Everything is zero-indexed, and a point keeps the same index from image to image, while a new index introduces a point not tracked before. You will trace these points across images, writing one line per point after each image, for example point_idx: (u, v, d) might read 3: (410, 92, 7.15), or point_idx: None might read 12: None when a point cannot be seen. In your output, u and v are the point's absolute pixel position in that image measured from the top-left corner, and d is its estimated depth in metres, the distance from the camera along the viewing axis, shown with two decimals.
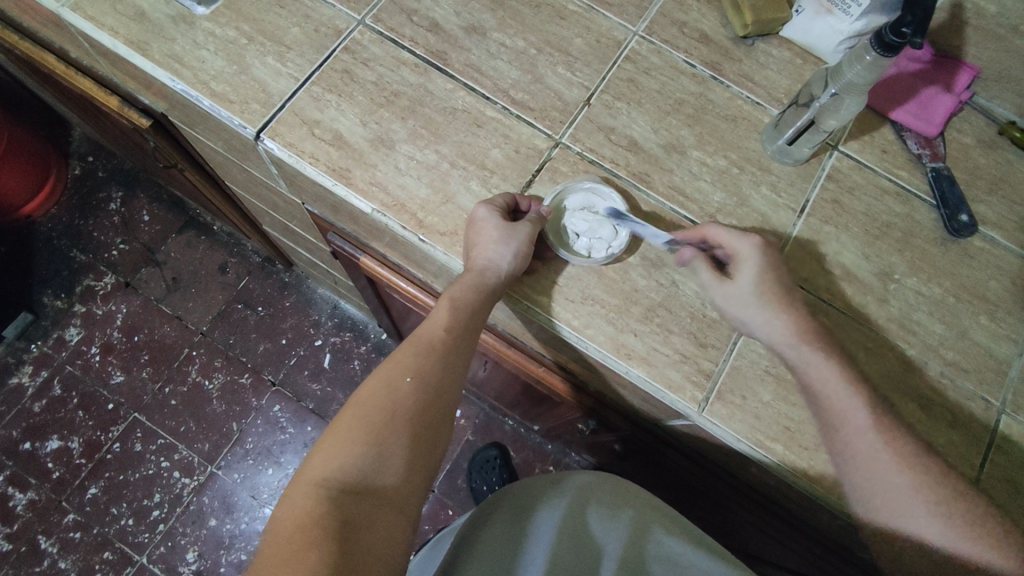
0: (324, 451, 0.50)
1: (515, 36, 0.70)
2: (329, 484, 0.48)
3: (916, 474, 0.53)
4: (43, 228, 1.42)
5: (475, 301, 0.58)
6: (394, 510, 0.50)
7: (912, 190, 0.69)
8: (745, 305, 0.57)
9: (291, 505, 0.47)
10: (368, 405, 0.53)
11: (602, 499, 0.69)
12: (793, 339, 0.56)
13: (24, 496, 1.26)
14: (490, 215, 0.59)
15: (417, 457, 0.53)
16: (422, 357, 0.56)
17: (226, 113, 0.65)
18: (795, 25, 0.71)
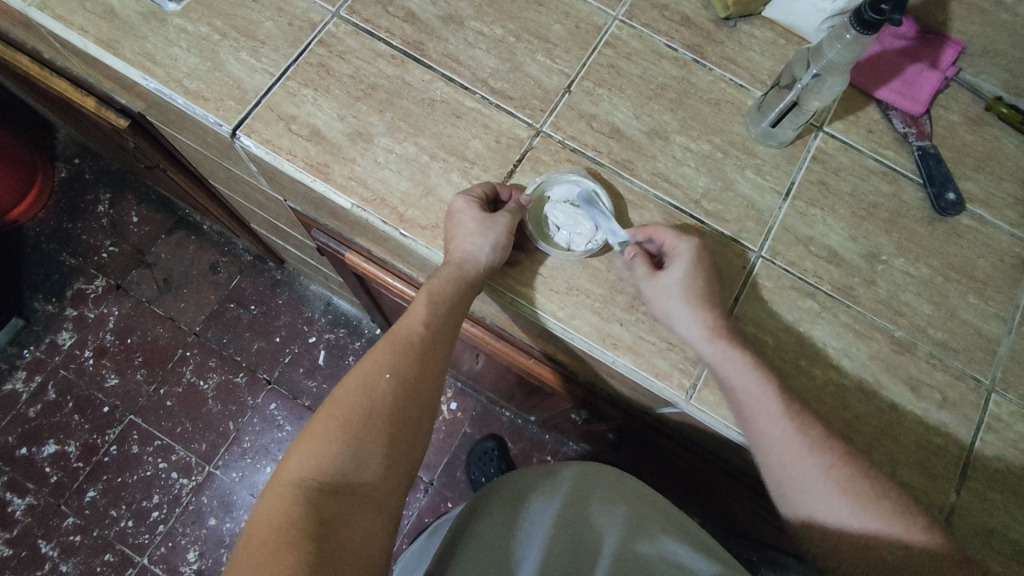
0: (301, 450, 0.51)
1: (493, 24, 0.69)
2: (307, 483, 0.49)
3: (844, 486, 0.55)
4: (31, 232, 1.41)
5: (454, 294, 0.57)
6: (375, 506, 0.51)
7: (898, 169, 0.68)
8: (668, 303, 0.57)
9: (269, 506, 0.48)
10: (345, 404, 0.53)
11: (598, 492, 0.69)
12: (708, 337, 0.56)
13: (23, 501, 1.27)
14: (468, 206, 0.58)
15: (396, 452, 0.53)
16: (400, 354, 0.56)
17: (202, 111, 0.64)
18: (777, 6, 0.70)
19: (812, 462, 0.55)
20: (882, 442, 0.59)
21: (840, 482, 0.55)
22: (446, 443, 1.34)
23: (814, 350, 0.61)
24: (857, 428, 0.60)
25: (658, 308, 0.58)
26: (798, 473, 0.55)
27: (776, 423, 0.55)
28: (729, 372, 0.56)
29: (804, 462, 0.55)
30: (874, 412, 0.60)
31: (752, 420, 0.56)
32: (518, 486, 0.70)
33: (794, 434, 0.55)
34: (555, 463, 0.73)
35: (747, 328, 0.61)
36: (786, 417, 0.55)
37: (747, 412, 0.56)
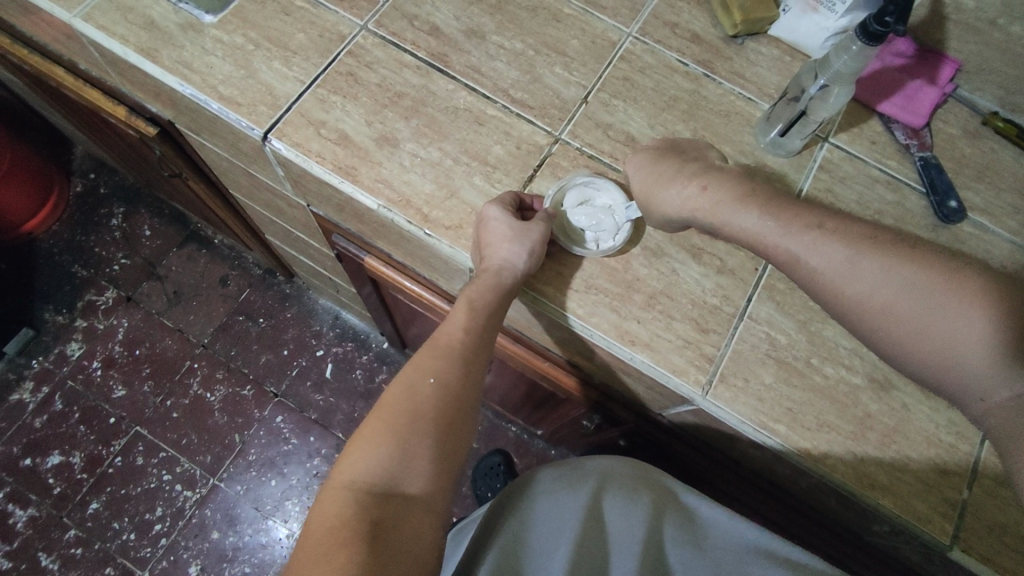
0: (353, 453, 0.53)
1: (513, 39, 0.73)
2: (359, 487, 0.51)
3: (966, 313, 0.46)
4: (44, 244, 1.43)
5: (494, 300, 0.59)
6: (419, 509, 0.52)
7: (902, 179, 0.71)
8: (650, 176, 0.62)
9: (324, 509, 0.50)
10: (392, 407, 0.54)
11: (621, 483, 0.70)
12: (696, 190, 0.58)
13: (25, 512, 1.26)
14: (501, 214, 0.60)
15: (444, 456, 0.55)
16: (444, 359, 0.57)
17: (234, 116, 0.66)
18: (783, 24, 0.73)
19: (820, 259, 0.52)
20: (894, 440, 0.61)
21: (966, 314, 0.46)
22: None
23: (826, 349, 0.63)
24: (870, 426, 0.61)
25: (642, 182, 0.62)
26: (911, 328, 0.48)
27: (866, 284, 0.49)
28: (739, 226, 0.55)
29: (913, 311, 0.48)
30: (886, 410, 0.61)
31: (843, 289, 0.50)
32: (545, 484, 0.71)
33: (889, 285, 0.48)
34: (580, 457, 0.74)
35: (761, 328, 0.63)
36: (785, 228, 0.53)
37: (792, 257, 0.53)
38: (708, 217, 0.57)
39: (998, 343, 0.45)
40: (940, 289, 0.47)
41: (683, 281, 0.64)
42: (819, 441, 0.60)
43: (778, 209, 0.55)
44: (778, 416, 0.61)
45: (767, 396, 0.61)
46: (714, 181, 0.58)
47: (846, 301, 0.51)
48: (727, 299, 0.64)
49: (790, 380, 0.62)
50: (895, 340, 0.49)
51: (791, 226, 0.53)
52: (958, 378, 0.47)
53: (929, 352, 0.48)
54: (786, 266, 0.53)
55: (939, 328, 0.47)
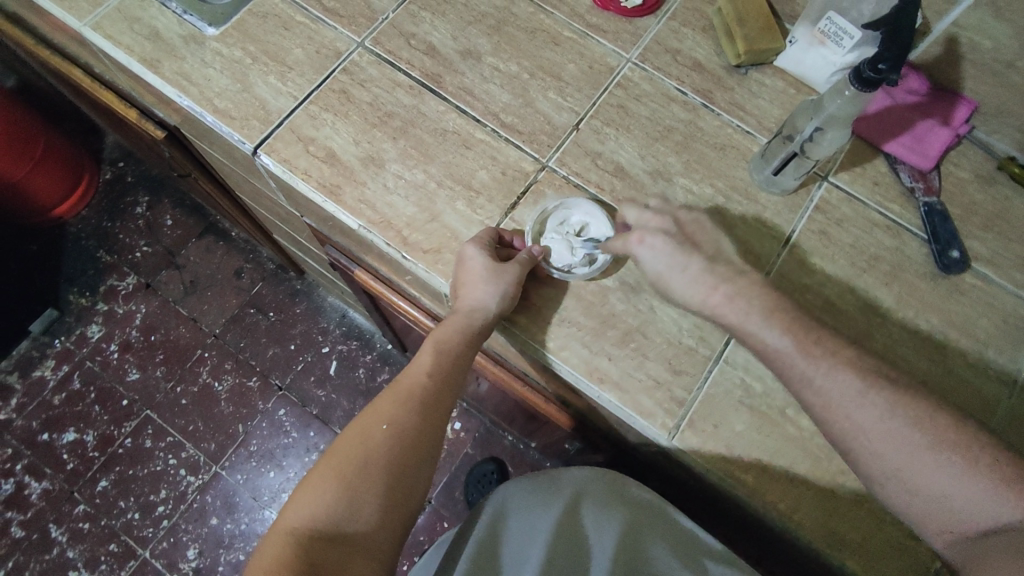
0: (299, 500, 0.53)
1: (509, 61, 0.72)
2: (300, 530, 0.51)
3: (948, 462, 0.48)
4: (73, 228, 1.49)
5: (459, 344, 0.61)
6: (363, 555, 0.52)
7: (903, 224, 0.68)
8: (668, 267, 0.57)
9: (262, 551, 0.50)
10: (342, 454, 0.56)
11: (599, 494, 0.67)
12: (721, 298, 0.56)
13: (40, 485, 1.32)
14: (478, 254, 0.60)
15: (388, 500, 0.55)
16: (399, 404, 0.58)
17: (227, 129, 0.68)
18: (789, 55, 0.71)
19: (843, 386, 0.51)
20: (866, 499, 0.59)
21: (947, 463, 0.48)
22: (447, 462, 1.35)
23: None
24: (842, 482, 0.59)
25: (658, 270, 0.58)
26: (899, 466, 0.49)
27: (870, 416, 0.50)
28: (767, 341, 0.54)
29: (921, 455, 0.49)
30: None
31: (847, 418, 0.51)
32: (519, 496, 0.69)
33: (890, 421, 0.50)
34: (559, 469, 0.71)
35: (737, 373, 0.62)
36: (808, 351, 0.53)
37: (810, 380, 0.52)
38: (734, 323, 0.55)
39: (969, 491, 0.47)
40: (935, 435, 0.49)
41: (660, 320, 0.63)
42: (786, 494, 0.59)
43: (801, 327, 0.54)
44: (746, 465, 0.59)
45: (736, 444, 0.60)
46: (738, 287, 0.56)
47: (843, 427, 0.51)
48: (703, 340, 0.63)
49: (762, 428, 0.60)
50: (879, 473, 0.51)
51: (814, 348, 0.53)
52: (925, 515, 0.49)
53: (907, 487, 0.49)
54: (799, 387, 0.53)
55: (919, 470, 0.49)
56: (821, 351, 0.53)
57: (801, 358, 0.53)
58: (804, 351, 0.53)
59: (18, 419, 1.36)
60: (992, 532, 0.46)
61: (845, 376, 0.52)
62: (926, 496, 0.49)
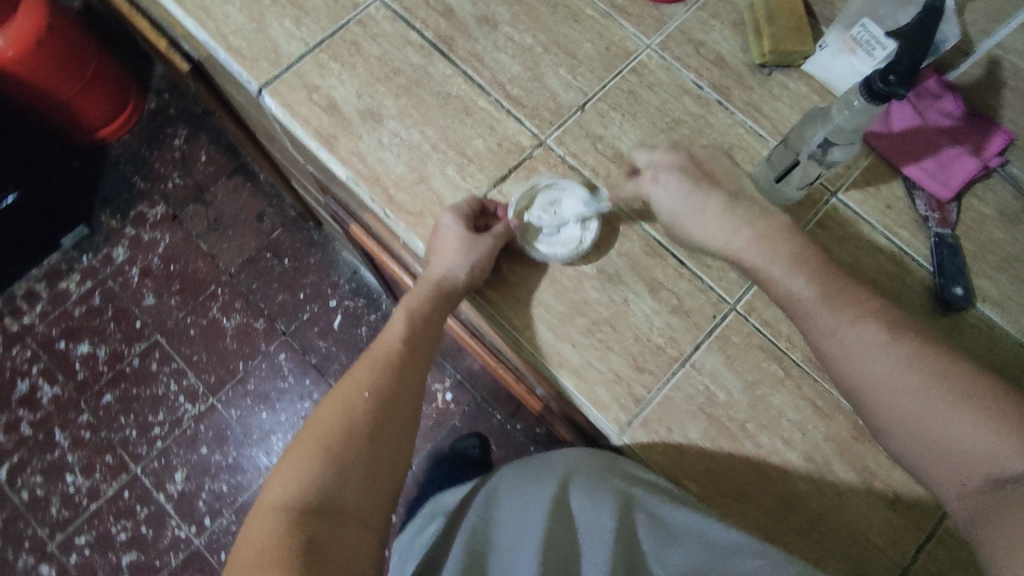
0: (281, 474, 0.52)
1: (525, 33, 0.71)
2: (290, 506, 0.49)
3: (971, 415, 0.47)
4: (113, 152, 1.54)
5: (429, 310, 0.61)
6: (358, 525, 0.51)
7: (910, 253, 0.65)
8: (685, 207, 0.58)
9: (252, 530, 0.48)
10: (324, 425, 0.54)
11: (588, 474, 0.58)
12: (744, 239, 0.56)
13: (50, 389, 1.39)
14: (453, 224, 0.60)
15: (377, 471, 0.54)
16: (378, 372, 0.57)
17: (237, 67, 0.68)
18: (817, 60, 0.67)
19: (860, 332, 0.51)
20: (813, 527, 0.57)
21: (968, 414, 0.47)
22: (434, 431, 1.35)
23: (766, 417, 0.60)
24: (792, 506, 0.58)
25: (674, 211, 0.59)
26: (917, 417, 0.48)
27: (889, 366, 0.49)
28: (787, 287, 0.54)
29: (932, 404, 0.48)
30: (813, 493, 0.58)
31: (863, 366, 0.51)
32: (509, 477, 0.62)
33: (911, 371, 0.49)
34: (549, 451, 0.63)
35: (702, 379, 0.60)
36: (829, 299, 0.53)
37: (829, 329, 0.52)
38: (754, 265, 0.56)
39: (990, 446, 0.46)
40: (958, 388, 0.48)
41: (633, 314, 0.62)
42: (730, 509, 0.58)
43: (825, 275, 0.54)
44: (694, 473, 0.58)
45: (688, 451, 0.59)
46: (759, 231, 0.56)
47: (859, 378, 0.51)
48: (673, 341, 0.61)
49: (718, 439, 0.59)
50: (895, 425, 0.49)
51: (834, 298, 0.53)
52: (943, 469, 0.48)
53: (923, 439, 0.48)
54: (816, 338, 0.53)
55: (938, 420, 0.47)
56: (844, 299, 0.52)
57: (823, 303, 0.53)
58: (822, 294, 0.53)
59: (40, 325, 1.43)
60: (1011, 488, 0.44)
61: (865, 322, 0.51)
62: (938, 447, 0.48)
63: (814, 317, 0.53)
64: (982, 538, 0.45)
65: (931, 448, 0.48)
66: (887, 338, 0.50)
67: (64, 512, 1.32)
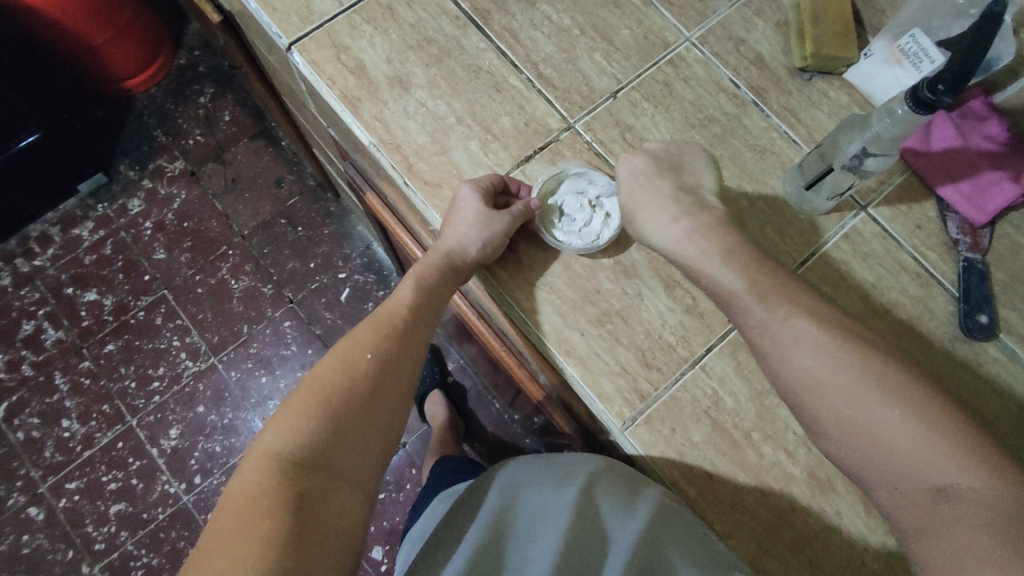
0: (274, 425, 0.50)
1: (563, 14, 0.69)
2: (284, 459, 0.48)
3: (909, 421, 0.45)
4: (138, 103, 1.54)
5: (439, 283, 0.60)
6: (349, 485, 0.50)
7: (936, 275, 0.62)
8: (639, 184, 0.58)
9: (241, 480, 0.47)
10: (323, 381, 0.52)
11: (616, 479, 0.58)
12: (681, 223, 0.55)
13: (55, 333, 1.40)
14: (470, 197, 0.59)
15: (373, 433, 0.53)
16: (383, 334, 0.56)
17: (268, 21, 0.67)
18: (860, 70, 0.65)
19: (802, 332, 0.49)
20: (808, 545, 0.56)
21: (905, 420, 0.45)
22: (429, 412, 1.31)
23: (772, 427, 0.58)
24: (788, 521, 0.56)
25: (628, 186, 0.58)
26: (855, 421, 0.46)
27: (828, 368, 0.48)
28: (722, 283, 0.52)
29: (875, 411, 0.46)
30: (812, 511, 0.56)
31: (798, 366, 0.49)
32: (533, 471, 0.62)
33: (847, 372, 0.47)
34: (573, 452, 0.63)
35: (710, 383, 0.59)
36: (763, 295, 0.51)
37: (768, 329, 0.50)
38: (688, 254, 0.54)
39: (927, 454, 0.44)
40: (893, 392, 0.46)
41: (645, 309, 0.60)
42: (725, 517, 0.56)
43: (756, 270, 0.52)
44: (692, 477, 0.57)
45: (688, 453, 0.57)
46: (707, 228, 0.55)
47: (797, 378, 0.49)
48: (684, 341, 0.59)
49: (720, 445, 0.57)
50: (831, 428, 0.48)
51: (767, 293, 0.51)
52: (879, 478, 0.46)
53: (861, 444, 0.46)
54: (754, 337, 0.51)
55: (878, 426, 0.46)
56: (786, 298, 0.50)
57: (760, 299, 0.50)
58: (755, 289, 0.51)
59: (51, 269, 1.44)
60: (951, 499, 0.43)
61: (808, 321, 0.49)
62: (876, 456, 0.46)
63: (750, 315, 0.51)
64: (925, 555, 0.43)
65: (870, 459, 0.46)
66: (826, 340, 0.48)
67: (57, 456, 1.33)
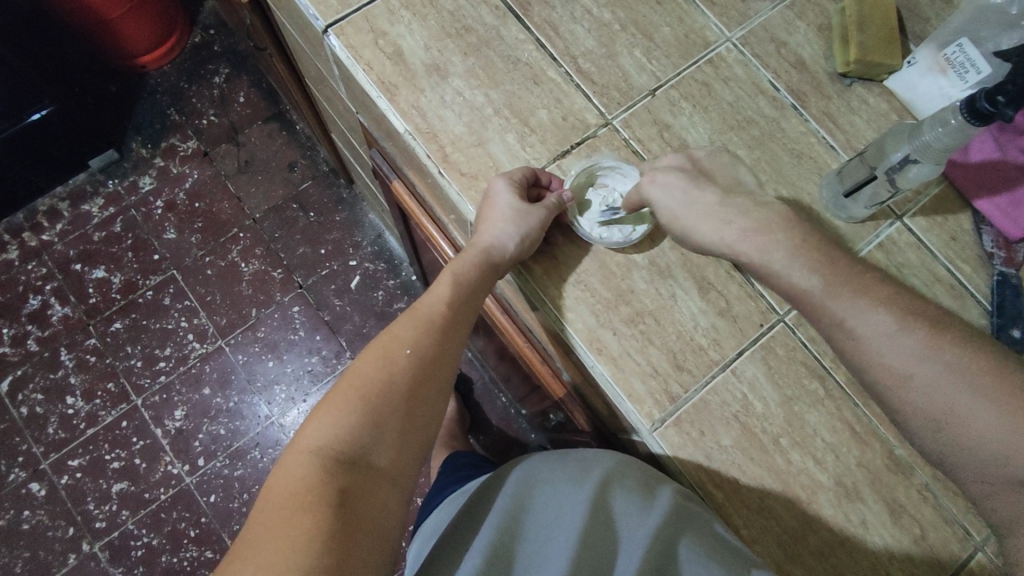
0: (317, 419, 0.50)
1: (604, 8, 0.68)
2: (327, 452, 0.48)
3: (1001, 415, 0.45)
4: (152, 80, 1.52)
5: (477, 277, 0.59)
6: (390, 481, 0.50)
7: (969, 288, 0.62)
8: (682, 199, 0.56)
9: (286, 473, 0.47)
10: (365, 376, 0.52)
11: (634, 479, 0.56)
12: (740, 232, 0.54)
13: (61, 309, 1.38)
14: (505, 190, 0.58)
15: (412, 430, 0.52)
16: (420, 330, 0.56)
17: (304, 2, 0.66)
18: (903, 78, 0.65)
19: (886, 326, 0.48)
20: (833, 553, 0.56)
21: (995, 412, 0.46)
22: None
23: (801, 434, 0.58)
24: (814, 529, 0.56)
25: (669, 205, 0.56)
26: (942, 413, 0.47)
27: (914, 364, 0.47)
28: (783, 278, 0.52)
29: (966, 405, 0.46)
30: (838, 519, 0.56)
31: (882, 360, 0.48)
32: (547, 467, 0.60)
33: (934, 365, 0.47)
34: (588, 450, 0.61)
35: (740, 387, 0.58)
36: (839, 289, 0.50)
37: (847, 325, 0.49)
38: (755, 261, 0.53)
39: (1017, 443, 0.45)
40: (981, 383, 0.46)
41: (678, 310, 0.60)
42: (751, 522, 0.56)
43: (828, 267, 0.51)
44: (720, 481, 0.57)
45: (717, 457, 0.57)
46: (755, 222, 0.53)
47: (879, 372, 0.49)
48: (716, 344, 0.59)
49: (748, 450, 0.57)
50: (918, 422, 0.48)
51: (843, 287, 0.50)
52: (970, 467, 0.47)
53: (951, 436, 0.47)
54: (828, 331, 0.50)
55: (967, 419, 0.46)
56: (864, 293, 0.49)
57: (841, 293, 0.50)
58: (830, 284, 0.50)
59: (59, 245, 1.42)
60: None
61: (892, 316, 0.48)
62: (969, 445, 0.46)
63: (828, 309, 0.50)
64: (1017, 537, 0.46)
65: (961, 449, 0.47)
66: (911, 334, 0.48)
67: (60, 433, 1.32)
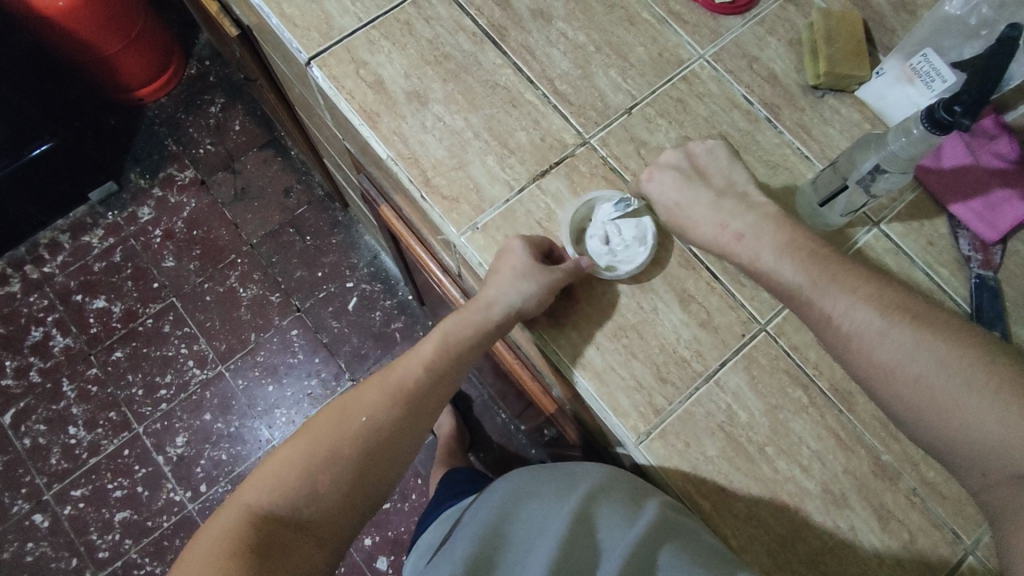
0: (262, 475, 0.53)
1: (579, 30, 0.70)
2: (258, 510, 0.51)
3: (989, 403, 0.45)
4: (149, 112, 1.55)
5: (470, 339, 0.60)
6: (314, 543, 0.52)
7: (948, 291, 0.63)
8: (676, 203, 0.59)
9: (219, 524, 0.50)
10: (316, 436, 0.55)
11: (621, 492, 0.57)
12: (731, 234, 0.56)
13: (63, 340, 1.40)
14: (522, 251, 0.59)
15: (355, 495, 0.54)
16: (383, 396, 0.57)
17: (288, 36, 0.68)
18: (873, 88, 0.66)
19: (871, 320, 0.49)
20: (823, 560, 0.56)
21: (991, 405, 0.44)
22: None
23: (786, 442, 0.58)
24: (803, 536, 0.56)
25: (667, 206, 0.59)
26: (929, 403, 0.47)
27: (899, 352, 0.48)
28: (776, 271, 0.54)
29: (945, 389, 0.46)
30: (826, 526, 0.56)
31: (870, 355, 0.49)
32: (535, 482, 0.62)
33: (921, 358, 0.47)
34: (580, 464, 0.62)
35: (723, 398, 0.59)
36: (833, 296, 0.51)
37: (838, 324, 0.50)
38: (745, 261, 0.56)
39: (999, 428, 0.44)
40: (970, 376, 0.46)
41: (660, 323, 0.61)
42: (740, 532, 0.57)
43: (816, 264, 0.52)
44: (707, 491, 0.57)
45: (703, 468, 0.57)
46: (750, 224, 0.56)
47: (872, 367, 0.49)
48: (698, 355, 0.60)
49: (734, 459, 0.58)
50: (903, 412, 0.48)
51: (829, 286, 0.51)
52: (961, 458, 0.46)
53: (937, 425, 0.47)
54: (816, 324, 0.52)
55: (957, 410, 0.46)
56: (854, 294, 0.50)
57: (827, 292, 0.51)
58: (813, 282, 0.52)
59: (60, 276, 1.44)
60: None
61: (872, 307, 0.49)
62: (951, 431, 0.46)
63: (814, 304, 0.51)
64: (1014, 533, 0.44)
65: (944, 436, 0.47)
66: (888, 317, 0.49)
67: (62, 463, 1.32)
